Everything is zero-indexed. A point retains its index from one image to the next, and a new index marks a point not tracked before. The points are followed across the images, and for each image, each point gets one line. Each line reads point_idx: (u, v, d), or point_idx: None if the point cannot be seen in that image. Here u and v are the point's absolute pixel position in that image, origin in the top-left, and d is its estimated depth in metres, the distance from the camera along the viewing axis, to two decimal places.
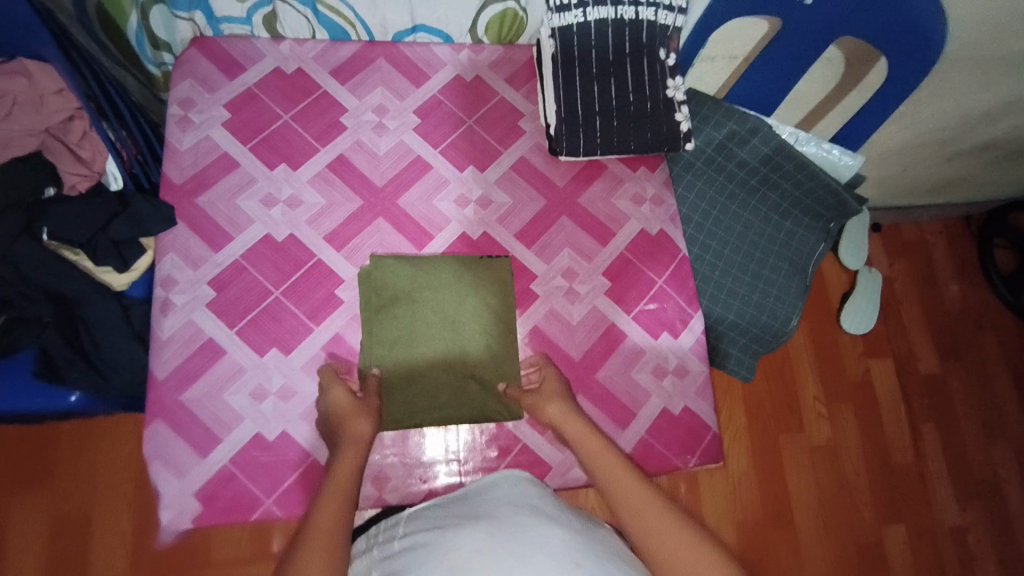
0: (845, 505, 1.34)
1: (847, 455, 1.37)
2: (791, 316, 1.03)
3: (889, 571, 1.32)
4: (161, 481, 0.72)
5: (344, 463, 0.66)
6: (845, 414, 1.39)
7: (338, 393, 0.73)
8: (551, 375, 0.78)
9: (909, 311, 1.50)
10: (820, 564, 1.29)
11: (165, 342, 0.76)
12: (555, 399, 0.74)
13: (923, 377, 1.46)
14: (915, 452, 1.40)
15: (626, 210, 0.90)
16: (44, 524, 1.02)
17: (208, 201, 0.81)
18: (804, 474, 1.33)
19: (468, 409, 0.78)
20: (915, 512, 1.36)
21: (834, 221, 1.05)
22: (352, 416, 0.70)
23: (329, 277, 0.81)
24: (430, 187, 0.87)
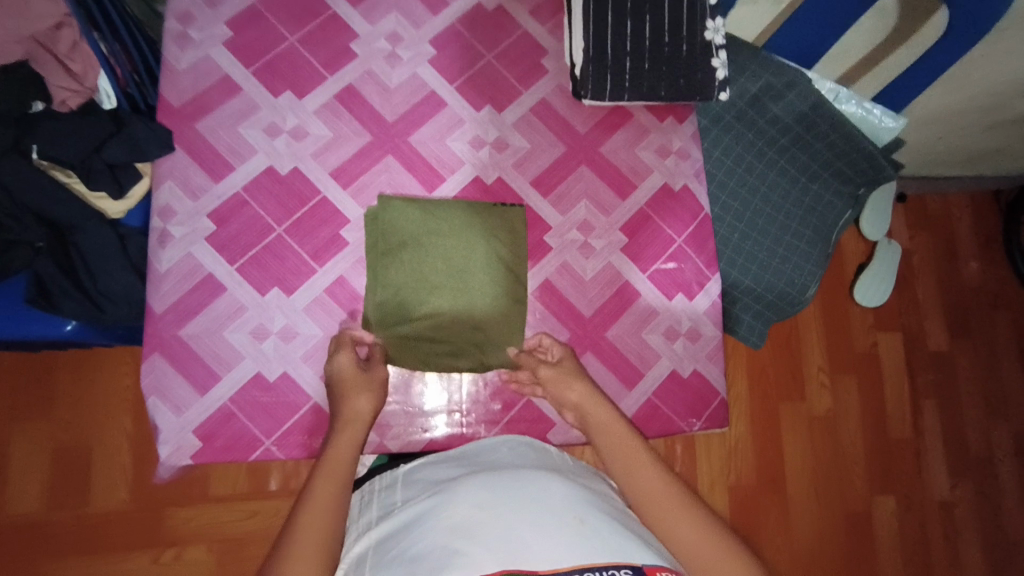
0: (838, 473, 1.35)
1: (845, 425, 1.37)
2: (808, 284, 1.00)
3: (873, 537, 1.35)
4: (160, 415, 0.71)
5: (343, 443, 0.64)
6: (848, 385, 1.38)
7: (339, 368, 0.70)
8: (563, 354, 0.74)
9: (925, 286, 1.46)
10: (808, 528, 1.32)
11: (163, 274, 0.73)
12: (575, 381, 0.71)
13: (931, 353, 1.44)
14: (913, 427, 1.40)
15: (650, 162, 0.85)
16: (46, 451, 1.03)
17: (209, 127, 0.77)
18: (801, 441, 1.34)
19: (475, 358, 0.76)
20: (907, 484, 1.38)
21: (864, 187, 1.01)
22: (353, 391, 0.68)
23: (334, 216, 0.77)
24: (444, 126, 0.82)
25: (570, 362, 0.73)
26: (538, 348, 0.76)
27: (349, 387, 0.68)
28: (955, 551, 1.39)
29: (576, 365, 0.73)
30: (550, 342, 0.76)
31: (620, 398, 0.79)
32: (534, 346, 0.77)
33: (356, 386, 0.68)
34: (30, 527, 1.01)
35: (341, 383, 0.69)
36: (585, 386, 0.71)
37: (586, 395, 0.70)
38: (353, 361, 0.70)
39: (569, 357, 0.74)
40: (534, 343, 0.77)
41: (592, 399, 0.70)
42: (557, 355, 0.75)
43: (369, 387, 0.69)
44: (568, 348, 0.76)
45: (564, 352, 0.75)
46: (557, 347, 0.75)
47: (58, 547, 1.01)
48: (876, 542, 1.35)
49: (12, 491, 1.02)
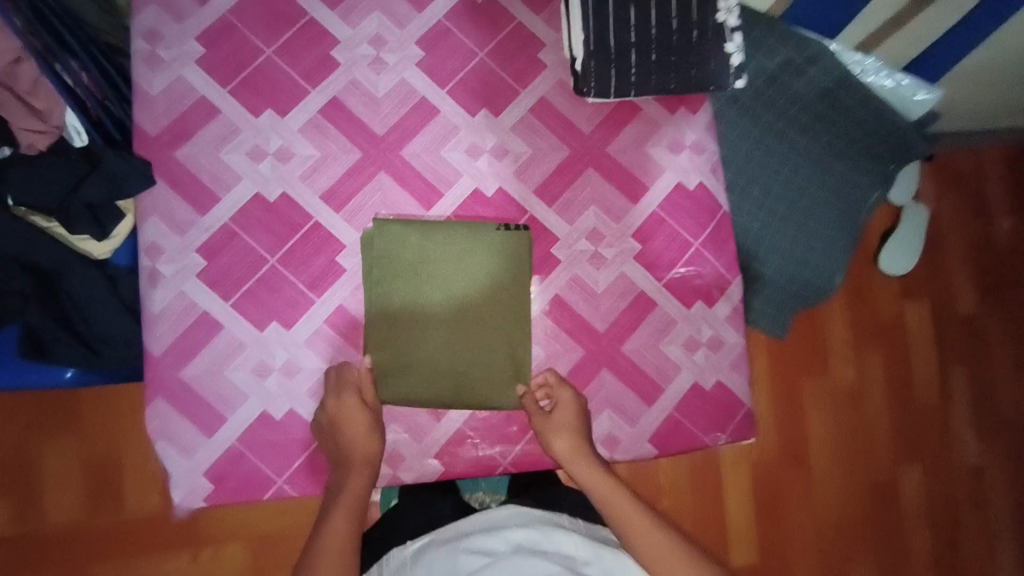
0: (864, 443, 1.32)
1: (870, 396, 1.33)
2: (835, 273, 0.96)
3: (900, 504, 1.33)
4: (169, 460, 0.69)
5: (352, 487, 0.65)
6: (874, 357, 1.33)
7: (341, 414, 0.68)
8: (565, 396, 0.72)
9: (954, 252, 1.39)
10: (834, 500, 1.30)
11: (157, 315, 0.70)
12: (563, 433, 0.69)
13: (961, 320, 1.38)
14: (941, 393, 1.36)
15: (663, 160, 0.79)
16: (66, 467, 0.88)
17: (189, 154, 0.72)
18: (825, 416, 1.30)
19: (475, 397, 0.72)
20: (934, 450, 1.35)
21: (894, 163, 0.95)
22: (354, 437, 0.67)
23: (329, 242, 0.73)
24: (437, 135, 0.76)
25: (576, 405, 0.71)
26: (547, 382, 0.73)
27: (347, 429, 0.67)
28: (983, 514, 1.37)
29: (584, 413, 0.72)
30: (554, 382, 0.73)
31: (639, 415, 0.76)
32: (547, 380, 0.73)
33: (367, 437, 0.67)
34: (54, 547, 0.87)
35: (349, 429, 0.67)
36: (573, 437, 0.69)
37: (577, 448, 0.69)
38: (365, 410, 0.68)
39: (575, 401, 0.71)
40: (548, 380, 0.73)
41: (574, 445, 0.69)
42: (562, 402, 0.71)
43: (369, 425, 0.68)
44: (570, 388, 0.72)
45: (568, 395, 0.72)
46: (563, 392, 0.72)
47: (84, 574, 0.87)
48: (903, 509, 1.33)
49: (30, 508, 0.87)
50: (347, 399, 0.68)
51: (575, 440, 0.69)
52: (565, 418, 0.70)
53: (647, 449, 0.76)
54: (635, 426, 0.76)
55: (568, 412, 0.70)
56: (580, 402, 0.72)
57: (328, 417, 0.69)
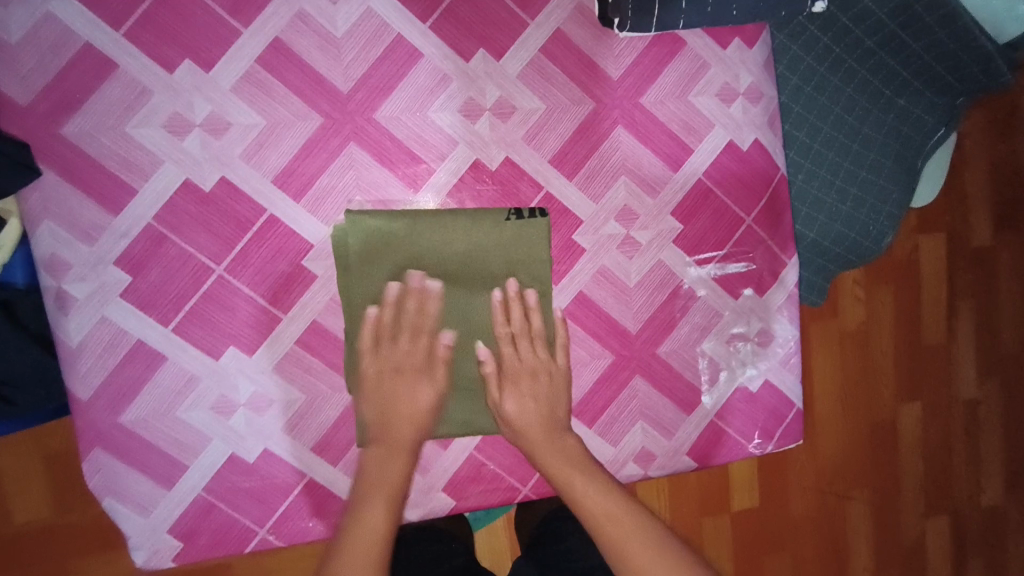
0: (865, 391, 0.98)
1: (879, 336, 0.98)
2: (887, 231, 0.76)
3: (897, 455, 1.02)
4: (123, 520, 0.56)
5: (390, 476, 0.54)
6: (887, 295, 0.98)
7: (403, 384, 0.56)
8: (523, 396, 0.57)
9: (975, 174, 1.02)
10: (829, 462, 0.98)
11: (78, 350, 0.54)
12: (523, 400, 0.57)
13: (972, 254, 1.03)
14: (948, 328, 1.03)
15: (710, 113, 0.64)
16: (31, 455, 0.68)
17: (84, 132, 0.53)
18: (827, 364, 0.96)
19: (416, 369, 0.56)
20: (935, 388, 1.03)
21: (964, 96, 0.75)
22: (414, 413, 0.56)
23: (290, 241, 0.57)
24: (422, 90, 0.58)
25: (546, 376, 0.58)
26: (512, 351, 0.58)
27: (404, 404, 0.56)
28: (978, 461, 1.08)
29: (562, 382, 0.59)
30: (515, 373, 0.57)
31: (677, 425, 0.66)
32: (509, 335, 0.58)
33: (426, 424, 0.57)
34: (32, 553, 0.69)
35: (411, 397, 0.56)
36: (557, 447, 0.56)
37: (573, 466, 0.56)
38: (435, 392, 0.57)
39: (547, 371, 0.58)
40: (523, 369, 0.57)
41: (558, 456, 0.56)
42: (527, 399, 0.57)
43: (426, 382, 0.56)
44: (536, 358, 0.58)
45: (541, 383, 0.58)
46: (527, 382, 0.57)
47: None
48: (900, 458, 1.02)
49: None
50: (408, 367, 0.56)
51: (564, 453, 0.56)
52: (552, 431, 0.57)
53: (685, 462, 0.67)
54: (672, 439, 0.65)
55: (547, 425, 0.57)
56: (554, 360, 0.59)
57: (388, 384, 0.56)
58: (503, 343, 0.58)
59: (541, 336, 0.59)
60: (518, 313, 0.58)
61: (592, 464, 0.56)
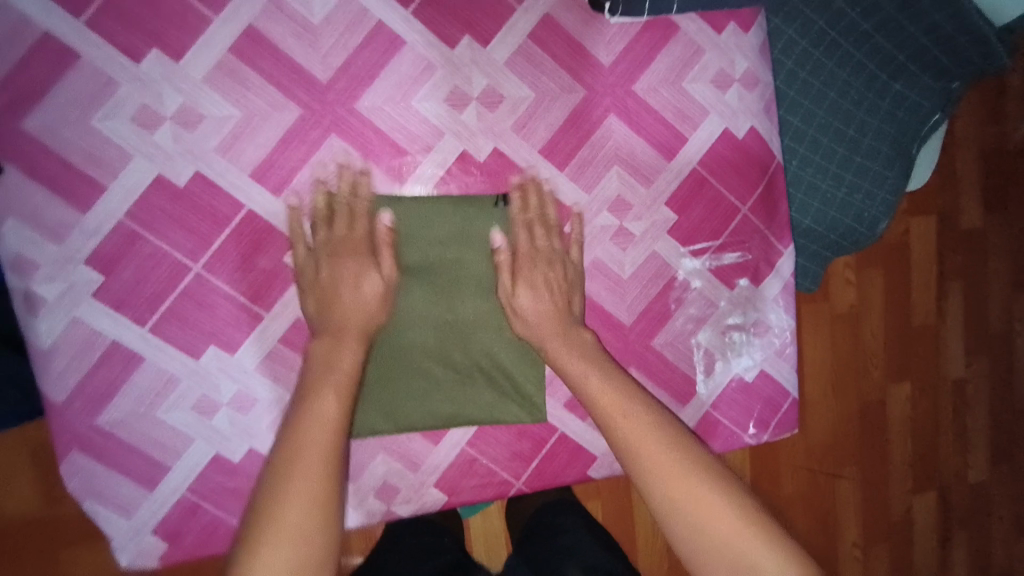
0: (855, 373, 0.98)
1: (870, 320, 0.98)
2: (881, 218, 0.74)
3: (886, 435, 1.02)
4: (106, 523, 0.55)
5: (345, 361, 0.49)
6: (878, 278, 0.97)
7: (344, 269, 0.52)
8: (535, 287, 0.56)
9: (966, 156, 1.01)
10: (823, 440, 0.98)
11: (50, 353, 0.52)
12: (531, 286, 0.56)
13: (962, 235, 1.02)
14: (938, 311, 1.02)
15: (704, 98, 0.62)
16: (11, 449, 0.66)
17: (46, 125, 0.50)
18: (821, 347, 0.95)
19: (359, 252, 0.52)
20: (923, 369, 1.03)
21: (959, 80, 0.72)
22: (360, 305, 0.52)
23: (270, 237, 0.54)
24: (405, 77, 0.55)
25: (561, 265, 0.57)
26: (529, 238, 0.57)
27: (347, 294, 0.51)
28: (964, 442, 1.09)
29: (574, 275, 0.58)
30: (529, 262, 0.56)
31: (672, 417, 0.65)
32: (525, 223, 0.57)
33: (375, 309, 0.52)
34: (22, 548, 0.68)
35: (352, 279, 0.52)
36: (621, 391, 0.51)
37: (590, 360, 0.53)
38: (382, 284, 0.53)
39: (562, 263, 0.57)
40: (536, 254, 0.57)
41: (625, 402, 0.50)
42: (543, 288, 0.56)
43: (359, 254, 0.52)
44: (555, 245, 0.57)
45: (555, 273, 0.57)
46: (543, 272, 0.56)
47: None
48: (888, 439, 1.03)
49: None
50: (347, 248, 0.52)
51: (632, 398, 0.50)
52: (566, 325, 0.55)
53: None
54: None
55: (559, 318, 0.56)
56: (568, 253, 0.58)
57: (328, 269, 0.52)
58: (518, 228, 0.57)
59: (556, 228, 0.58)
60: (535, 203, 0.57)
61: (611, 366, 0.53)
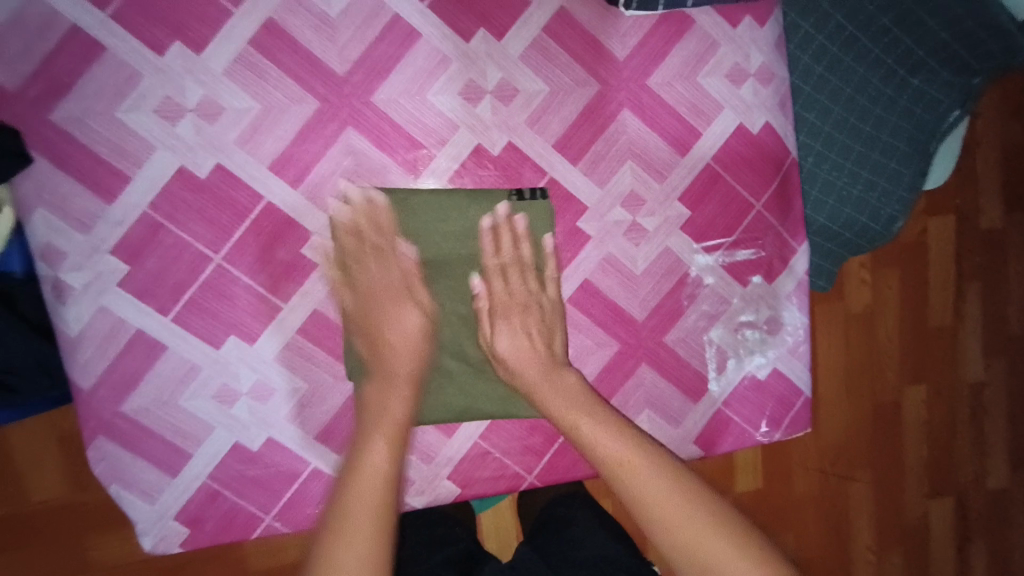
0: (870, 372, 0.97)
1: (886, 320, 0.97)
2: (897, 215, 0.73)
3: (901, 436, 1.01)
4: (129, 506, 0.56)
5: (394, 408, 0.53)
6: (894, 278, 0.96)
7: (385, 314, 0.55)
8: (513, 331, 0.57)
9: (985, 155, 0.99)
10: (836, 440, 0.98)
11: (77, 340, 0.54)
12: (510, 330, 0.57)
13: (981, 235, 1.00)
14: (955, 311, 1.01)
15: (719, 94, 0.62)
16: (41, 436, 0.68)
17: (74, 118, 0.51)
18: (834, 347, 0.95)
19: (398, 293, 0.56)
20: (939, 370, 1.02)
21: (981, 75, 0.71)
22: (403, 340, 0.55)
23: (289, 229, 0.56)
24: (422, 72, 0.56)
25: (538, 307, 0.59)
26: (504, 284, 0.58)
27: (392, 331, 0.55)
28: (981, 444, 1.07)
29: (554, 310, 0.59)
30: (507, 307, 0.58)
31: (684, 413, 0.65)
32: (499, 268, 0.57)
33: (418, 351, 0.55)
34: (48, 528, 0.70)
35: (395, 323, 0.55)
36: (639, 452, 0.53)
37: (578, 407, 0.55)
38: (423, 321, 0.56)
39: (538, 303, 0.58)
40: (514, 301, 0.58)
41: (647, 470, 0.52)
42: (523, 331, 0.57)
43: (399, 296, 0.56)
44: (534, 286, 0.58)
45: (532, 317, 0.58)
46: (520, 315, 0.58)
47: (85, 559, 0.71)
48: (903, 441, 1.02)
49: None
50: (386, 290, 0.56)
51: (652, 463, 0.52)
52: (551, 371, 0.57)
53: (692, 450, 0.66)
54: (679, 427, 0.65)
55: (540, 363, 0.57)
56: (544, 291, 0.59)
57: (369, 308, 0.56)
58: (493, 274, 0.57)
59: (534, 267, 0.58)
60: (507, 242, 0.57)
61: (604, 407, 0.56)
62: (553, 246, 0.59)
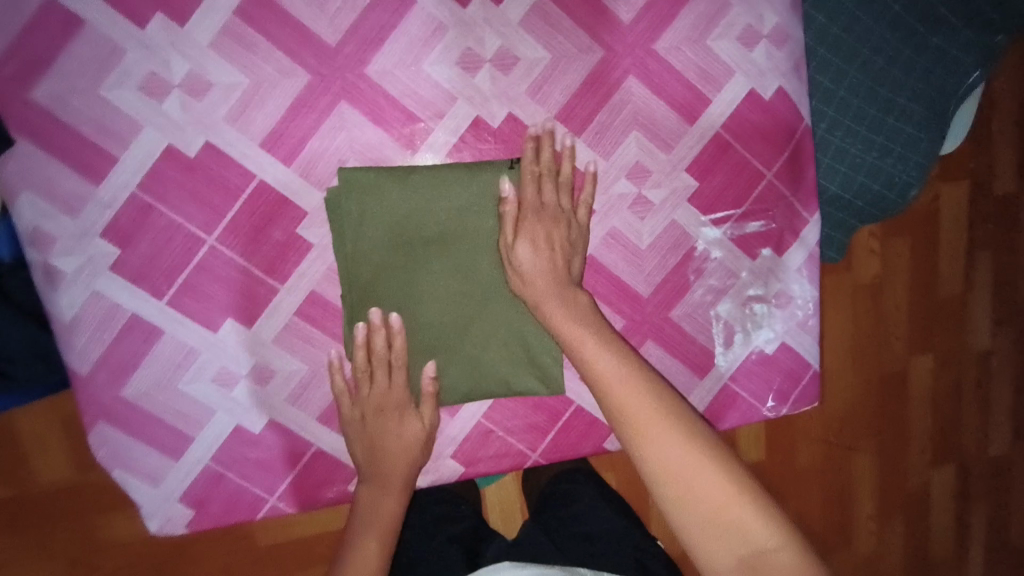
0: (878, 341, 0.96)
1: (894, 290, 0.95)
2: (913, 182, 0.70)
3: (906, 405, 1.01)
4: (134, 490, 0.56)
5: (385, 511, 0.59)
6: (904, 247, 0.94)
7: (389, 424, 0.57)
8: (538, 246, 0.54)
9: (1004, 118, 0.95)
10: (840, 407, 0.97)
11: (72, 326, 0.53)
12: (532, 239, 0.54)
13: (995, 202, 0.98)
14: (966, 280, 0.99)
15: (729, 58, 0.59)
16: (44, 424, 0.68)
17: (54, 96, 0.49)
18: (841, 318, 0.93)
19: (400, 405, 0.58)
20: (947, 339, 1.01)
21: (1002, 33, 0.68)
22: (403, 449, 0.58)
23: (282, 208, 0.54)
24: (416, 40, 0.53)
25: (565, 227, 0.55)
26: (536, 193, 0.55)
27: (392, 440, 0.58)
28: (987, 411, 1.07)
29: (578, 236, 0.56)
30: (533, 220, 0.54)
31: (689, 388, 0.64)
32: (535, 176, 0.55)
33: (415, 454, 0.59)
34: (55, 509, 0.70)
35: (396, 435, 0.58)
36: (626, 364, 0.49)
37: (586, 324, 0.52)
38: (423, 429, 0.58)
39: (568, 221, 0.56)
40: (539, 211, 0.55)
41: (642, 394, 0.47)
42: (545, 243, 0.54)
43: (401, 408, 0.58)
44: (565, 199, 0.55)
45: (557, 231, 0.55)
46: (546, 228, 0.55)
47: (95, 541, 0.72)
48: (909, 409, 1.01)
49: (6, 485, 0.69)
50: (391, 404, 0.57)
51: (646, 385, 0.48)
52: (563, 284, 0.54)
53: None
54: None
55: (558, 279, 0.54)
56: (574, 211, 0.56)
57: (374, 421, 0.58)
58: (527, 181, 0.54)
59: (566, 183, 0.55)
60: (548, 151, 0.54)
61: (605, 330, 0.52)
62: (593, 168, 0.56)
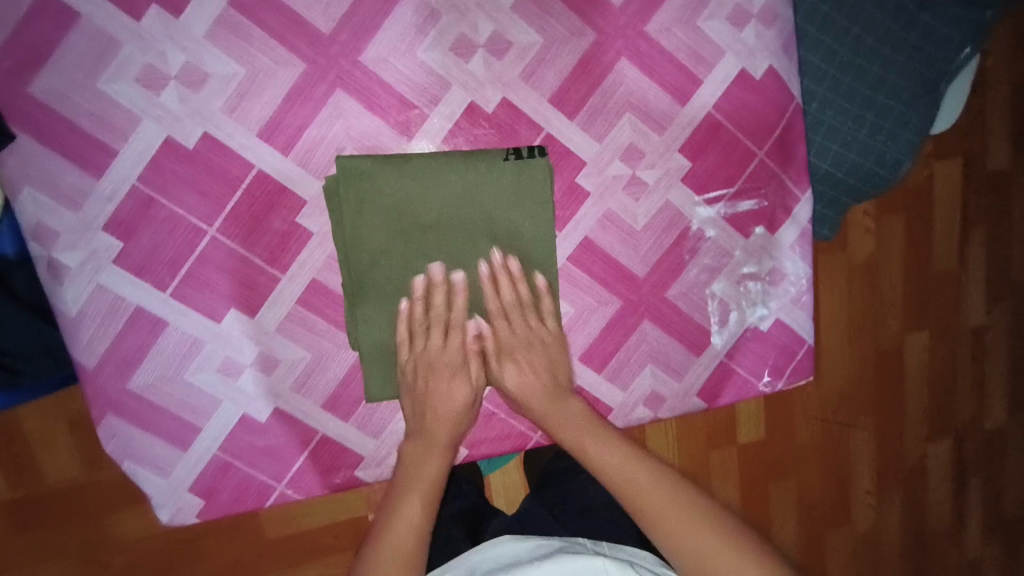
0: (873, 319, 0.97)
1: (889, 269, 0.96)
2: (903, 159, 0.71)
3: (902, 383, 1.02)
4: (145, 479, 0.58)
5: (430, 471, 0.58)
6: (898, 225, 0.95)
7: (441, 381, 0.58)
8: (521, 368, 0.59)
9: (997, 93, 0.96)
10: (837, 386, 0.99)
11: (78, 320, 0.54)
12: (517, 366, 0.60)
13: (988, 179, 0.98)
14: (959, 257, 1.00)
15: (719, 38, 0.59)
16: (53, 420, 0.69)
17: (52, 91, 0.50)
18: (837, 297, 0.94)
19: (450, 368, 0.59)
20: (941, 315, 1.02)
21: (991, 9, 0.69)
22: (449, 413, 0.59)
23: (281, 198, 0.54)
24: (410, 27, 0.53)
25: (542, 345, 0.59)
26: (507, 326, 0.59)
27: (440, 403, 0.58)
28: (981, 386, 1.08)
29: (557, 348, 0.60)
30: (512, 342, 0.59)
31: (686, 367, 0.65)
32: (502, 312, 0.58)
33: (461, 420, 0.60)
34: (66, 505, 0.71)
35: (447, 397, 0.59)
36: (642, 467, 0.56)
37: (581, 427, 0.59)
38: (469, 394, 0.59)
39: (541, 339, 0.59)
40: (516, 339, 0.59)
41: (648, 483, 0.56)
42: (527, 366, 0.59)
43: (456, 372, 0.59)
44: (548, 305, 0.59)
45: (536, 352, 0.59)
46: (525, 353, 0.59)
47: (106, 534, 0.73)
48: (904, 386, 1.02)
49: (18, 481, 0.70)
50: (443, 361, 0.58)
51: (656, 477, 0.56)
52: (554, 398, 0.59)
53: (695, 403, 0.67)
54: (681, 381, 0.65)
55: (545, 391, 0.60)
56: (544, 326, 0.59)
57: (424, 380, 0.58)
58: (498, 317, 0.58)
59: (534, 306, 0.59)
60: (506, 285, 0.57)
61: (604, 425, 0.59)
62: (545, 284, 0.58)
